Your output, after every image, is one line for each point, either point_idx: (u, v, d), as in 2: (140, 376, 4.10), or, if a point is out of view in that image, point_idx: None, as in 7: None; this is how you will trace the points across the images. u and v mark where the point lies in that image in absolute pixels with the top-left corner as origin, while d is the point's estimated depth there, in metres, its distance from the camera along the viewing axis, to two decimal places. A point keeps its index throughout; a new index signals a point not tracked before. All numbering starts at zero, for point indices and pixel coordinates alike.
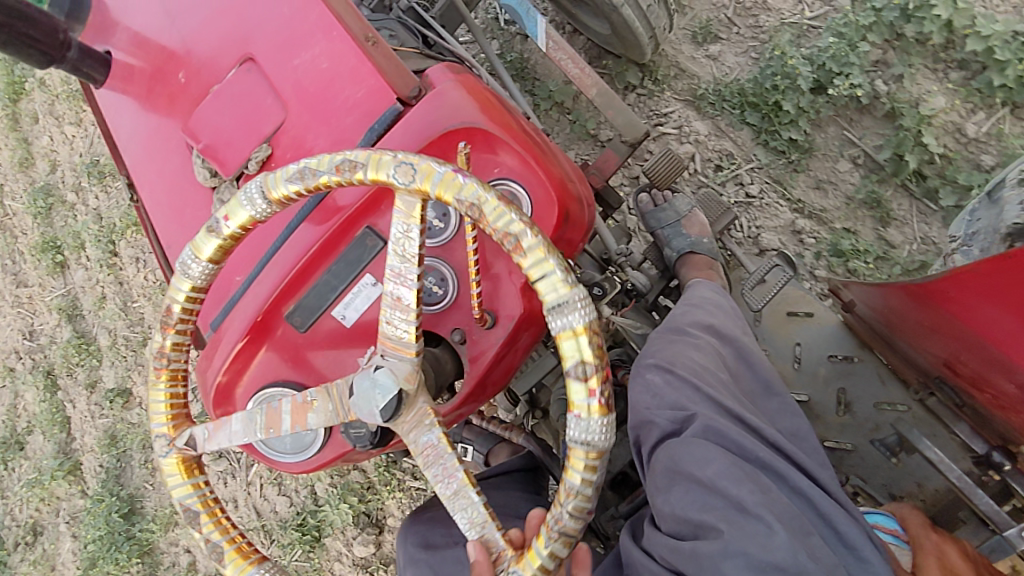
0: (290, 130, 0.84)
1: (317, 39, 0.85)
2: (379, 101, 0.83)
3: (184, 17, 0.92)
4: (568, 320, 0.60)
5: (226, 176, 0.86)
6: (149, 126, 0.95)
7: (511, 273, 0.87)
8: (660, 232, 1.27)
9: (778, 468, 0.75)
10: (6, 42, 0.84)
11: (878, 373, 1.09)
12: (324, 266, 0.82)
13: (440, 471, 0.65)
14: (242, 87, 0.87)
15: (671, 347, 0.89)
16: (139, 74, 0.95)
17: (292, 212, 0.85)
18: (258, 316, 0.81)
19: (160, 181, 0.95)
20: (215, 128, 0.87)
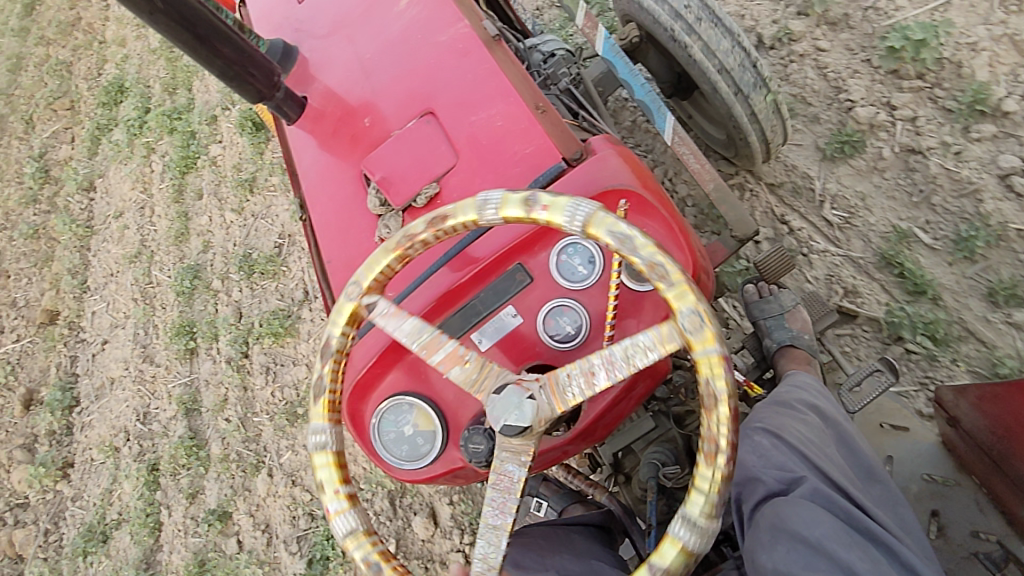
0: (459, 174, 0.96)
1: (495, 101, 0.98)
2: (544, 158, 0.93)
3: (378, 72, 1.08)
4: (690, 330, 0.66)
5: (394, 206, 0.98)
6: (330, 159, 1.10)
7: (643, 326, 0.85)
8: (762, 323, 1.28)
9: (887, 542, 0.72)
10: (232, 76, 1.03)
11: (977, 500, 1.07)
12: (472, 292, 0.90)
13: (503, 503, 0.72)
14: (422, 134, 1.00)
15: (779, 416, 0.87)
16: (329, 118, 1.11)
17: (448, 244, 0.95)
18: None
19: (332, 205, 1.08)
20: (392, 165, 1.00)
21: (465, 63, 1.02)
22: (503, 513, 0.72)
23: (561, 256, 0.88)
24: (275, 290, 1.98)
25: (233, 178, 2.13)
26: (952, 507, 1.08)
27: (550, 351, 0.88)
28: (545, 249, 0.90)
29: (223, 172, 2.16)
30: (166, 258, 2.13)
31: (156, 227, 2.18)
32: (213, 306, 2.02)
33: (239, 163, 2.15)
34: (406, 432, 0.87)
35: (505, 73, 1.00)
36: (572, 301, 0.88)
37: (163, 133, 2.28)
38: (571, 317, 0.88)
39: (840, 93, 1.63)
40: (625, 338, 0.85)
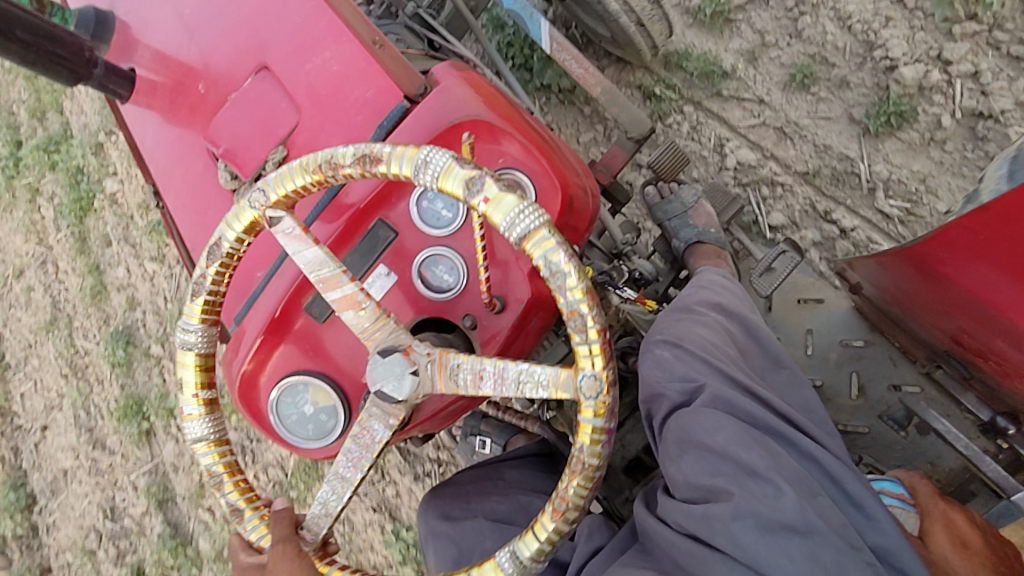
0: (304, 131, 0.94)
1: (327, 45, 0.95)
2: (387, 100, 0.93)
3: (199, 30, 1.01)
4: (573, 301, 0.70)
5: (245, 176, 0.96)
6: (171, 136, 1.04)
7: (519, 260, 0.91)
8: (667, 223, 1.28)
9: (786, 434, 0.78)
10: (36, 62, 0.90)
11: (890, 354, 1.12)
12: (340, 257, 0.93)
13: (353, 458, 0.79)
14: (260, 94, 0.97)
15: (680, 324, 0.90)
16: (161, 89, 1.03)
17: (307, 207, 0.96)
18: (278, 311, 0.86)
19: (185, 186, 1.04)
20: (235, 133, 0.96)
21: (289, 9, 0.97)
22: (355, 467, 0.80)
23: (422, 203, 0.91)
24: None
25: (141, 223, 1.97)
26: (869, 365, 1.13)
27: (433, 303, 0.93)
28: (402, 200, 0.93)
29: (126, 212, 2.00)
30: (85, 319, 2.06)
31: (66, 286, 2.08)
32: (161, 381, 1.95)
33: (144, 201, 1.98)
34: (307, 412, 0.85)
35: (331, 13, 0.96)
36: (446, 249, 0.92)
37: (43, 169, 2.10)
38: (448, 264, 0.92)
39: (876, 50, 1.48)
40: (506, 285, 0.92)
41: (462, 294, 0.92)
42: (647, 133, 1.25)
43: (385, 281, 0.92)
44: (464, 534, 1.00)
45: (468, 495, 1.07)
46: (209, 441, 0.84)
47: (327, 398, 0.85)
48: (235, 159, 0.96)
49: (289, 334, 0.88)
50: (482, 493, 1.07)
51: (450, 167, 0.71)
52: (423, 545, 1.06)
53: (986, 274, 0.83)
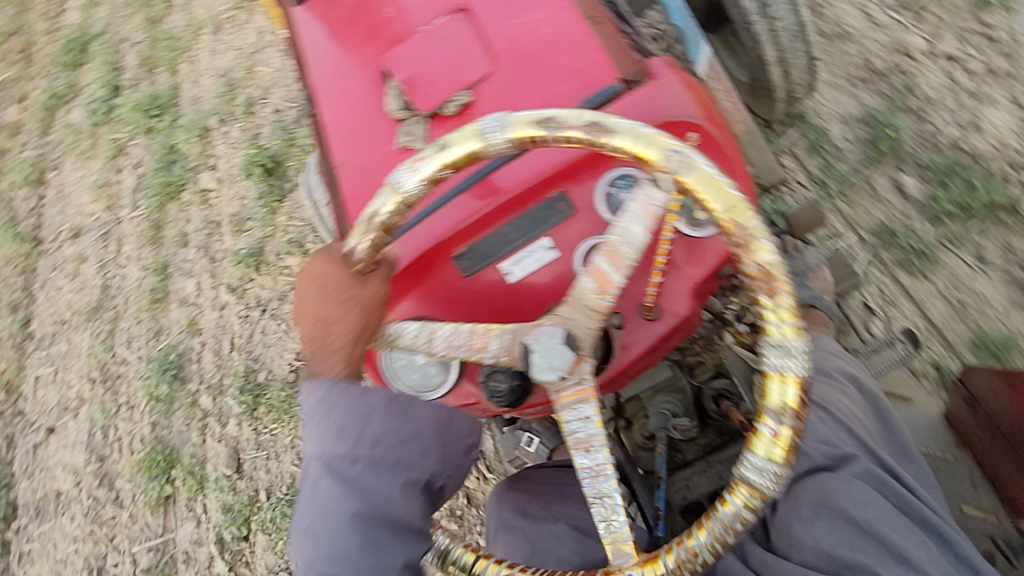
0: (496, 82, 1.06)
1: (545, 9, 1.08)
2: (595, 74, 1.03)
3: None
4: (785, 366, 0.65)
5: (420, 111, 1.06)
6: (345, 53, 1.22)
7: (683, 274, 0.94)
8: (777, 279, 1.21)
9: (938, 529, 0.80)
10: None
11: (971, 476, 1.01)
12: (504, 219, 0.95)
13: (454, 340, 0.78)
14: (455, 32, 1.10)
15: (820, 385, 0.95)
16: (351, 6, 1.23)
17: (455, 180, 0.99)
18: (426, 253, 0.96)
19: (342, 102, 1.16)
20: (421, 67, 1.08)
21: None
22: (447, 345, 0.78)
23: (610, 189, 0.93)
24: (292, 449, 1.45)
25: (229, 242, 1.64)
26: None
27: None
28: (591, 177, 0.95)
29: (217, 219, 1.70)
30: (133, 326, 1.70)
31: (122, 276, 1.80)
32: (200, 439, 1.50)
33: (238, 213, 1.68)
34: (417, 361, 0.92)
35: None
36: (614, 240, 0.93)
37: (137, 130, 1.98)
38: None
39: None
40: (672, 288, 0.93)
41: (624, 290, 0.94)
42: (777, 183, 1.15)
43: (546, 254, 0.94)
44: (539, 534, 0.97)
45: (546, 493, 1.05)
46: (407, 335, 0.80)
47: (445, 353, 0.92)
48: (415, 91, 1.07)
49: (428, 281, 0.98)
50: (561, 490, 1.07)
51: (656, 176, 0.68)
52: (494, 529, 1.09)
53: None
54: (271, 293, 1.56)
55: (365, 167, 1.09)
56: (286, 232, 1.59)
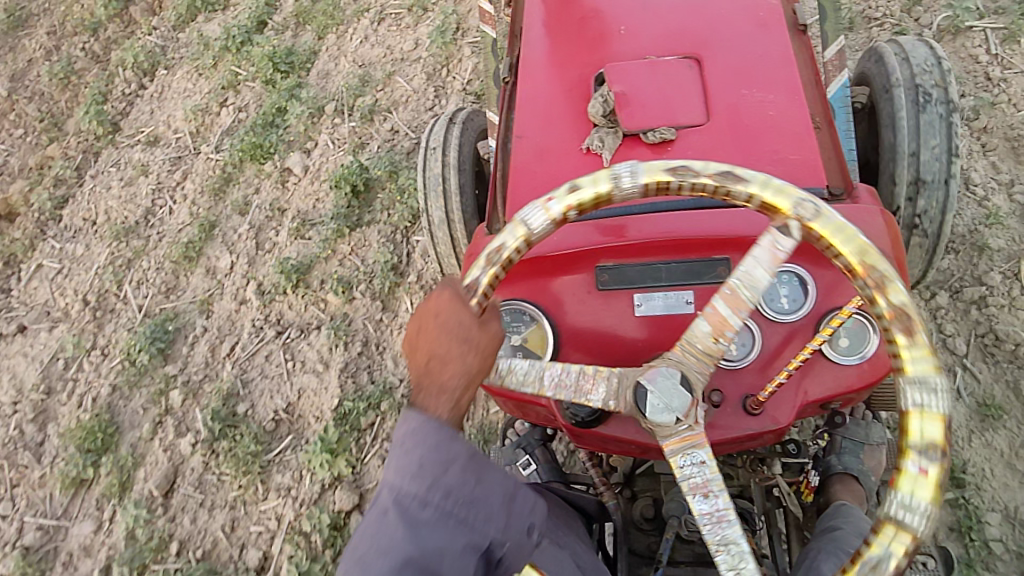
0: (700, 135, 1.15)
1: (771, 95, 1.18)
2: (800, 170, 1.11)
3: (651, 8, 1.31)
4: (926, 465, 0.55)
5: (622, 127, 1.14)
6: (559, 50, 1.33)
7: (800, 385, 0.80)
8: (837, 438, 1.04)
9: None
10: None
11: None
12: (661, 256, 0.87)
13: (562, 380, 0.66)
14: (680, 75, 1.20)
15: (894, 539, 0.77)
16: (576, 15, 1.36)
17: (622, 207, 0.96)
18: (569, 252, 0.90)
19: (546, 90, 1.28)
20: (639, 90, 1.17)
21: (750, 45, 1.24)
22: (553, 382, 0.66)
23: (774, 277, 0.82)
24: (231, 509, 1.26)
25: (285, 231, 1.52)
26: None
27: None
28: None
29: (283, 207, 1.58)
30: (151, 271, 1.55)
31: (169, 211, 1.68)
32: (149, 434, 1.34)
33: (308, 207, 1.56)
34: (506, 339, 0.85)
35: (785, 72, 1.21)
36: (753, 324, 0.81)
37: (258, 77, 1.94)
38: (743, 338, 0.81)
39: None
40: (783, 400, 0.80)
41: (734, 374, 0.81)
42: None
43: (681, 305, 0.83)
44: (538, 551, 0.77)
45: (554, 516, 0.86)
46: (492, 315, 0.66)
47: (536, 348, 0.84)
48: (623, 107, 1.16)
49: (557, 275, 0.89)
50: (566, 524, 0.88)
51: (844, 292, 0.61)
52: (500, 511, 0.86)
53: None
54: (293, 319, 1.39)
55: (544, 149, 1.20)
56: (340, 265, 1.41)
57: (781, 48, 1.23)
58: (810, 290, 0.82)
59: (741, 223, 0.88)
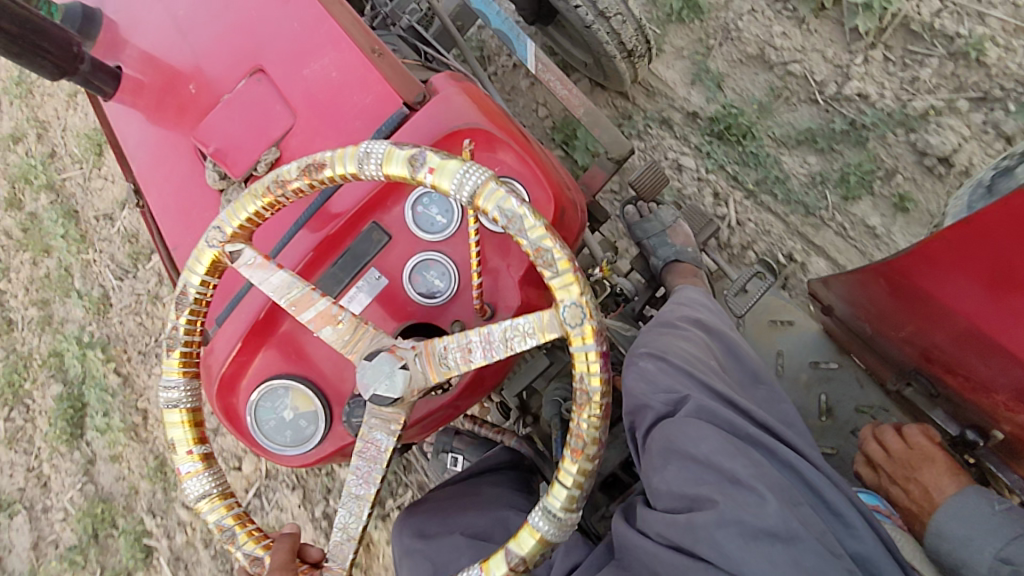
0: (298, 131, 1.30)
1: (327, 51, 1.31)
2: (384, 104, 1.28)
3: (203, 47, 1.38)
4: (539, 523, 0.90)
5: (235, 178, 1.30)
6: (157, 133, 1.43)
7: (508, 269, 1.18)
8: (648, 242, 1.65)
9: (765, 445, 0.99)
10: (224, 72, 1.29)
11: (857, 377, 1.44)
12: (332, 258, 1.17)
13: (362, 476, 0.96)
14: (253, 93, 1.33)
15: (664, 338, 1.17)
16: (147, 88, 1.41)
17: (299, 217, 1.21)
18: (269, 305, 1.15)
19: (168, 185, 1.42)
20: (227, 134, 1.31)
21: (286, 22, 1.34)
22: (366, 483, 0.96)
23: (420, 209, 1.16)
24: None
25: None
26: (842, 388, 1.44)
27: (430, 303, 1.17)
28: (398, 205, 1.18)
29: None
30: None
31: None
32: None
33: None
34: (286, 419, 1.13)
35: (324, 27, 1.32)
36: (437, 254, 1.17)
37: None
38: (441, 269, 1.17)
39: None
40: (494, 278, 1.18)
41: (453, 300, 1.17)
42: (626, 155, 1.54)
43: (376, 283, 1.17)
44: (442, 550, 1.23)
45: (443, 514, 1.33)
46: (183, 411, 1.02)
47: (308, 404, 1.14)
48: (226, 161, 1.31)
49: (275, 332, 1.17)
50: (460, 508, 1.34)
51: (546, 315, 0.89)
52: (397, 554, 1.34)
53: (964, 286, 1.01)
54: None
55: (199, 242, 1.39)
56: None
57: (311, 9, 1.33)
58: (448, 199, 1.16)
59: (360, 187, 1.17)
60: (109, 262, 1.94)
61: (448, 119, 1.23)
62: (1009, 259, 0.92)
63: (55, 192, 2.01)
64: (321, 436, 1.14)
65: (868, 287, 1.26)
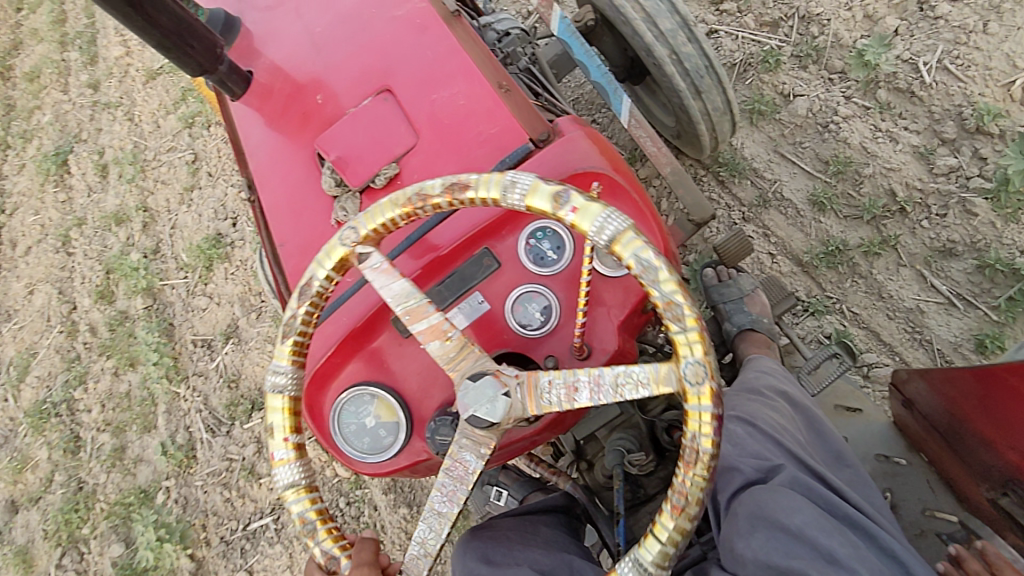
0: (419, 151, 1.48)
1: (459, 81, 1.51)
2: (509, 136, 1.45)
3: (333, 64, 1.60)
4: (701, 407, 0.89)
5: (352, 187, 1.48)
6: (274, 140, 1.63)
7: (607, 317, 1.26)
8: (723, 306, 1.73)
9: (864, 527, 1.11)
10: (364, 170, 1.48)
11: (926, 480, 1.38)
12: (439, 280, 1.27)
13: (447, 487, 1.03)
14: (376, 111, 1.52)
15: (750, 405, 1.35)
16: (276, 95, 1.63)
17: (406, 236, 1.32)
18: (370, 317, 1.26)
19: (283, 186, 1.60)
20: (349, 146, 1.51)
21: (420, 49, 1.56)
22: (451, 499, 1.03)
23: (533, 242, 1.27)
24: None
25: None
26: (907, 486, 1.39)
27: (527, 339, 1.27)
28: (510, 237, 1.29)
29: None
30: None
31: None
32: None
33: None
34: (368, 425, 1.23)
35: (456, 60, 1.53)
36: (541, 288, 1.27)
37: None
38: (543, 304, 1.27)
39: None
40: (596, 322, 1.26)
41: (554, 336, 1.26)
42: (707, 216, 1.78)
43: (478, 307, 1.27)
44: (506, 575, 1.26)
45: (506, 544, 1.36)
46: (287, 399, 1.07)
47: (391, 414, 1.24)
48: (346, 171, 1.49)
49: (372, 344, 1.28)
50: (521, 542, 1.37)
51: (663, 369, 0.93)
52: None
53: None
54: None
55: (304, 244, 1.55)
56: None
57: (446, 44, 1.54)
58: (561, 234, 1.27)
59: (470, 216, 1.28)
60: (205, 405, 2.30)
61: (573, 155, 1.38)
62: None
63: (152, 320, 2.42)
64: (399, 447, 1.23)
65: (968, 379, 1.24)
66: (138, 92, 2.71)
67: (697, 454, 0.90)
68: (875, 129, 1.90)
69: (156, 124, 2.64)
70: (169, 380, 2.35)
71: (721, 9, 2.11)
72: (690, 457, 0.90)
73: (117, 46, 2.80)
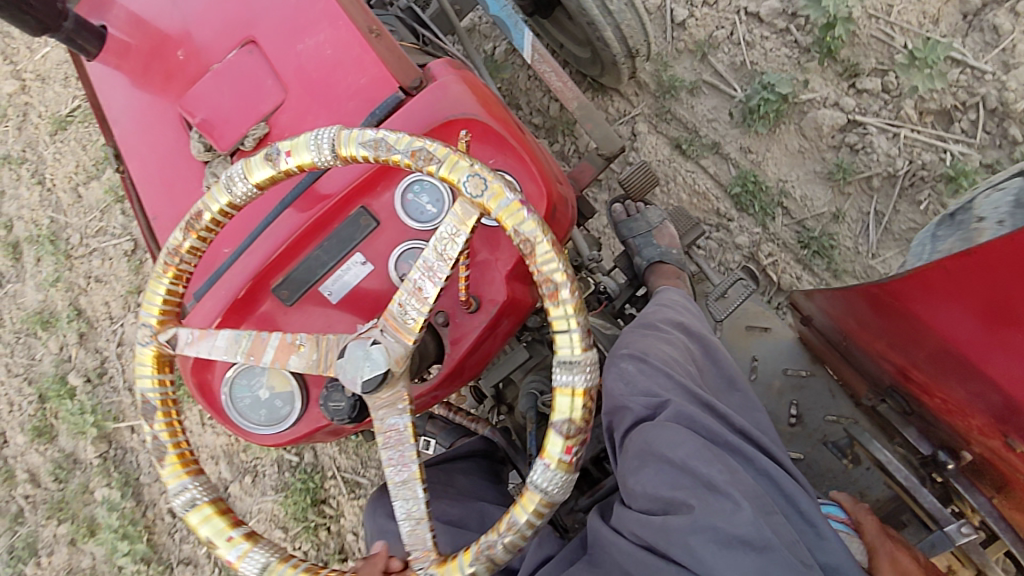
0: (290, 108, 1.21)
1: (325, 26, 1.22)
2: (383, 88, 1.19)
3: (190, 14, 1.29)
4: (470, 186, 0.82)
5: (220, 152, 1.22)
6: (142, 99, 1.32)
7: (497, 262, 1.14)
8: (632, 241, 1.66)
9: (743, 452, 1.00)
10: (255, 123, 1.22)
11: (829, 387, 1.44)
12: (314, 243, 1.10)
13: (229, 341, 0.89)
14: (243, 65, 1.24)
15: (644, 340, 1.17)
16: (134, 51, 1.32)
17: (286, 190, 1.13)
18: (251, 283, 1.09)
19: (151, 157, 1.31)
20: (215, 107, 1.23)
21: None
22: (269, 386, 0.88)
23: (410, 195, 1.09)
24: None
25: None
26: (812, 398, 1.44)
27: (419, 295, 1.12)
28: (387, 189, 1.11)
29: None
30: None
31: None
32: None
33: None
34: (262, 398, 1.12)
35: (320, 3, 1.23)
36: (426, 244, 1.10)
37: None
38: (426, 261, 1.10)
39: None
40: (485, 270, 1.14)
41: (442, 291, 1.14)
42: (616, 153, 1.57)
43: (361, 269, 1.10)
44: None
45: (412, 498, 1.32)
46: None
47: (284, 384, 1.12)
48: (212, 134, 1.23)
49: (260, 310, 1.11)
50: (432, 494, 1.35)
51: (461, 206, 0.83)
52: (371, 535, 1.29)
53: (960, 316, 1.00)
54: None
55: (180, 217, 1.29)
56: None
57: None
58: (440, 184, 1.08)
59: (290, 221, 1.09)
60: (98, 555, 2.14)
61: (427, 101, 1.15)
62: (1006, 298, 0.91)
63: (110, 474, 2.17)
64: (297, 417, 1.14)
65: (856, 295, 1.25)
66: (45, 146, 2.32)
67: (530, 243, 0.82)
68: (903, 147, 1.79)
69: (76, 194, 2.29)
70: (146, 567, 2.11)
71: (858, 86, 1.80)
72: (562, 345, 0.83)
73: (8, 81, 2.36)
